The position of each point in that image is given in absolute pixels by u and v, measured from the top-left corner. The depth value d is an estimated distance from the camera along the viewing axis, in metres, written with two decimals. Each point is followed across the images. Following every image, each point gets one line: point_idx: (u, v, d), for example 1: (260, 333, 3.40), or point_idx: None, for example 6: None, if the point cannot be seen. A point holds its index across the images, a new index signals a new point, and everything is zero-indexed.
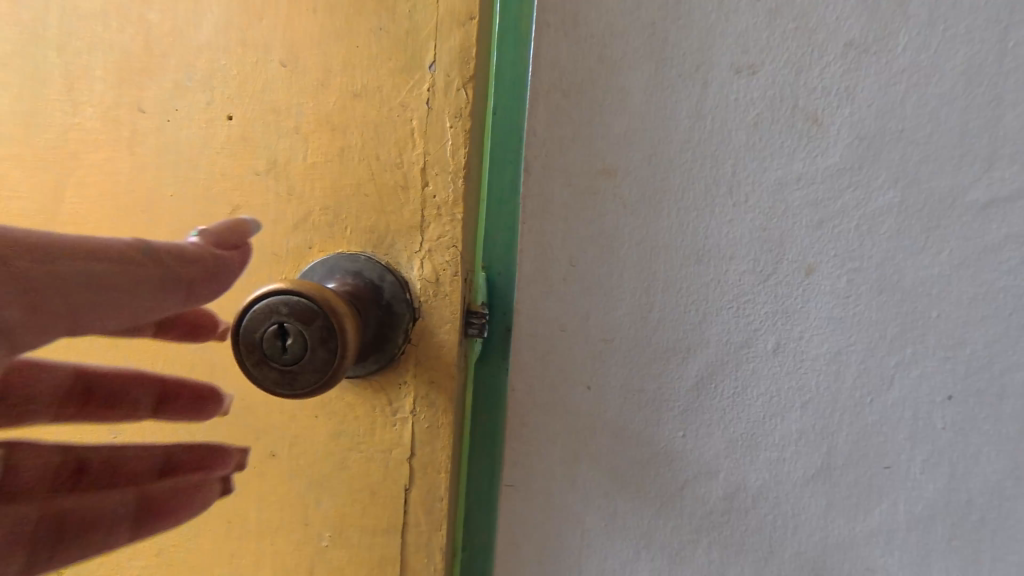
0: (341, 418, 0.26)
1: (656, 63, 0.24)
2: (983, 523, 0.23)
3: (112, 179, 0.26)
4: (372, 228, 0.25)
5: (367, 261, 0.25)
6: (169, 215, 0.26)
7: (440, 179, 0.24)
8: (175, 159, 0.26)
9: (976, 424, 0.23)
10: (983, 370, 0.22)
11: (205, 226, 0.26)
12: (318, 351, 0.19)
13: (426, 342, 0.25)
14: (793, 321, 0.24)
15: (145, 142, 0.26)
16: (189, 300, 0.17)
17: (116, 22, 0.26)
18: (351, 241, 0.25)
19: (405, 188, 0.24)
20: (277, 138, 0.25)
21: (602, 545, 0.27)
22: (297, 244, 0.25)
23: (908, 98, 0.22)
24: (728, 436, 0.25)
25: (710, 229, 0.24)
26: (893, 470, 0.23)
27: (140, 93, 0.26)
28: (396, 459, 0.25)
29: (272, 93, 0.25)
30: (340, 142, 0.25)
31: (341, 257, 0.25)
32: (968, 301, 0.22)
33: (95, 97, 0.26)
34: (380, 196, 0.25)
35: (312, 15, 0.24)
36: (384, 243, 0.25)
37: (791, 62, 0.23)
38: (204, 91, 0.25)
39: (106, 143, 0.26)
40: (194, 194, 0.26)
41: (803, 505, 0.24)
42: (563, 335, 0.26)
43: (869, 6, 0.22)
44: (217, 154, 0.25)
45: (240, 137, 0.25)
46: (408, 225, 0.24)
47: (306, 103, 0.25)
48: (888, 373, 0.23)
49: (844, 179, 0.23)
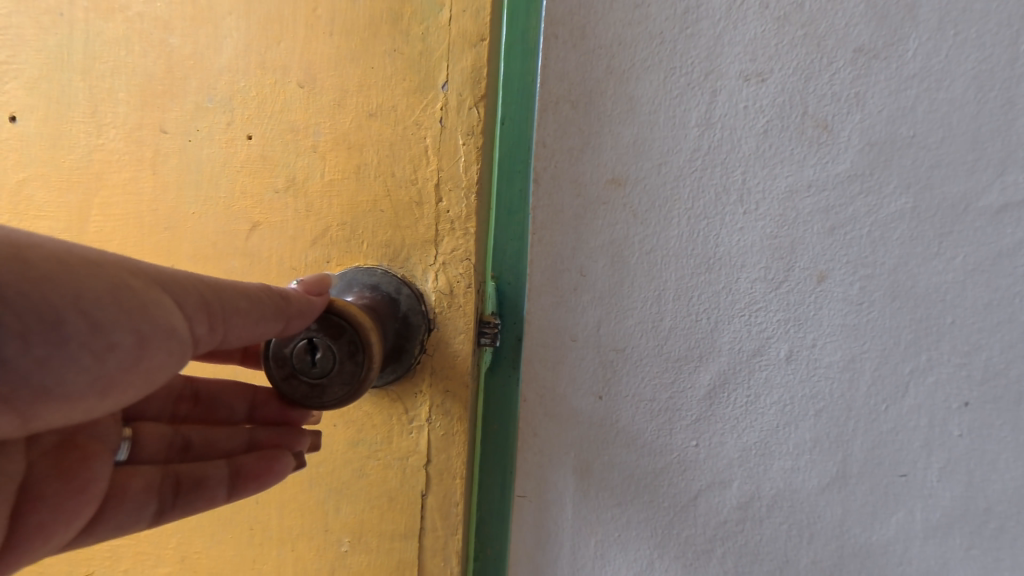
0: (360, 427, 0.26)
1: (664, 73, 0.24)
2: (1003, 531, 0.22)
3: (135, 198, 0.27)
4: (387, 242, 0.25)
5: (384, 274, 0.25)
6: (191, 232, 0.27)
7: (453, 195, 0.25)
8: (197, 177, 0.27)
9: (993, 431, 0.22)
10: (999, 377, 0.22)
11: (225, 242, 0.27)
12: (346, 364, 0.20)
13: (442, 352, 0.25)
14: (805, 329, 0.24)
15: (167, 161, 0.27)
16: (257, 323, 0.19)
17: (139, 47, 0.27)
18: (368, 255, 0.25)
19: (420, 203, 0.25)
20: (295, 157, 0.26)
21: (615, 553, 0.27)
22: (316, 258, 0.26)
23: (920, 102, 0.22)
24: (740, 445, 0.25)
25: (721, 236, 0.24)
26: (909, 478, 0.23)
27: (162, 115, 0.27)
28: (412, 466, 0.26)
29: (290, 113, 0.26)
30: (356, 159, 0.25)
31: (359, 272, 0.25)
32: (984, 306, 0.22)
33: (118, 120, 0.27)
34: (395, 211, 0.25)
35: (329, 39, 0.25)
36: (400, 256, 0.25)
37: (799, 69, 0.23)
38: (224, 112, 0.26)
39: (130, 163, 0.27)
40: (214, 210, 0.27)
41: (818, 513, 0.24)
42: (574, 345, 0.26)
43: (877, 11, 0.22)
44: (237, 172, 0.26)
45: (260, 156, 0.26)
46: (422, 239, 0.25)
47: (324, 124, 0.25)
48: (903, 380, 0.23)
49: (855, 186, 0.23)
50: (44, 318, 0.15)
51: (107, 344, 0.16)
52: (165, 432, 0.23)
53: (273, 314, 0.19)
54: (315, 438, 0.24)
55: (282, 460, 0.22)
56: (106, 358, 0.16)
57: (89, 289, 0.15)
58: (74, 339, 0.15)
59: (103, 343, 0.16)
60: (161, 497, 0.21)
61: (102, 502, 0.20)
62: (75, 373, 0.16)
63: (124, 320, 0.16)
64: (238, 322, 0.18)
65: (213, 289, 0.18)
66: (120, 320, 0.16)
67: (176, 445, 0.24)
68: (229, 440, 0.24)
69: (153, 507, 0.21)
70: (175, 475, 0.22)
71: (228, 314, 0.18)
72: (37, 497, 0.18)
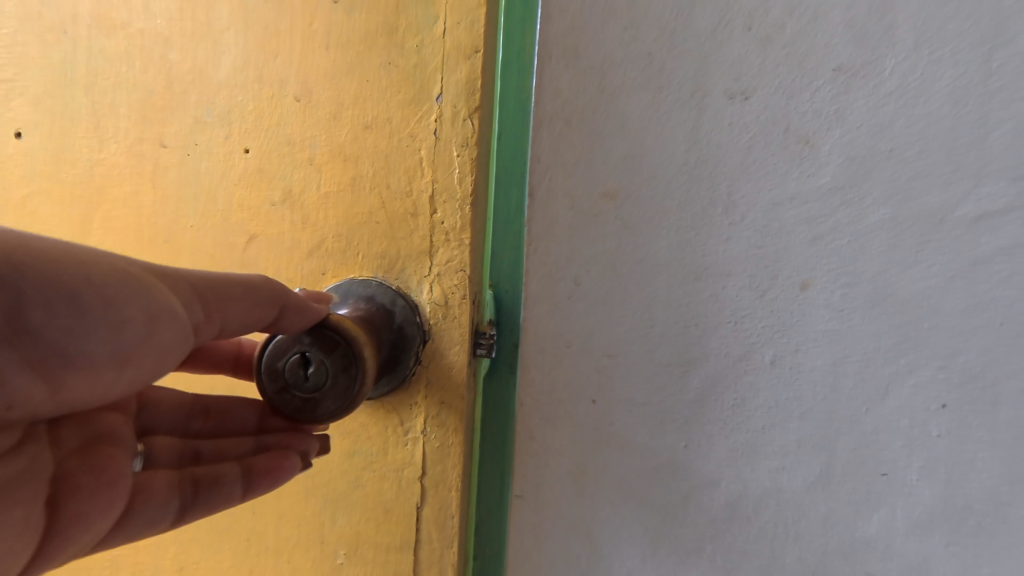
0: (355, 439, 0.26)
1: (653, 90, 0.25)
2: (981, 528, 0.23)
3: (135, 211, 0.28)
4: (383, 253, 0.26)
5: (378, 286, 0.26)
6: (189, 244, 0.28)
7: (448, 207, 0.25)
8: (195, 190, 0.27)
9: (971, 431, 0.23)
10: (977, 379, 0.22)
11: (223, 253, 0.27)
12: (339, 377, 0.20)
13: (436, 364, 0.26)
14: (791, 334, 0.24)
15: (166, 174, 0.28)
16: (254, 308, 0.20)
17: (140, 63, 0.28)
18: (363, 266, 0.26)
19: (414, 214, 0.26)
20: (292, 170, 0.27)
21: (609, 557, 0.27)
22: (312, 269, 0.27)
23: (897, 118, 0.23)
24: (730, 448, 0.25)
25: (708, 245, 0.25)
26: (890, 477, 0.24)
27: (162, 129, 0.28)
28: (407, 478, 0.26)
29: (287, 126, 0.27)
30: (352, 171, 0.26)
31: (353, 283, 0.26)
32: (963, 311, 0.23)
33: (119, 134, 0.28)
34: (391, 223, 0.26)
35: (325, 52, 0.26)
36: (395, 267, 0.26)
37: (782, 87, 0.24)
38: (223, 125, 0.27)
39: (129, 176, 0.28)
40: (212, 222, 0.27)
41: (803, 512, 0.25)
42: (568, 352, 0.27)
43: (854, 34, 0.24)
44: (234, 185, 0.27)
45: (257, 169, 0.27)
46: (417, 250, 0.26)
47: (319, 136, 0.26)
48: (884, 384, 0.23)
49: (836, 197, 0.24)
50: (62, 294, 0.16)
51: (119, 320, 0.17)
52: (176, 444, 0.24)
53: (262, 303, 0.20)
54: (323, 440, 0.24)
55: (289, 458, 0.22)
56: (119, 334, 0.17)
57: (99, 272, 0.17)
58: (90, 315, 0.17)
59: (115, 320, 0.17)
60: (181, 496, 0.22)
61: (130, 498, 0.21)
62: (93, 348, 0.17)
63: (132, 298, 0.17)
64: (234, 307, 0.19)
65: (207, 281, 0.19)
66: (126, 300, 0.17)
67: (186, 455, 0.23)
68: (237, 447, 0.24)
69: (176, 503, 0.22)
70: (191, 476, 0.22)
71: (224, 301, 0.19)
72: (69, 491, 0.19)
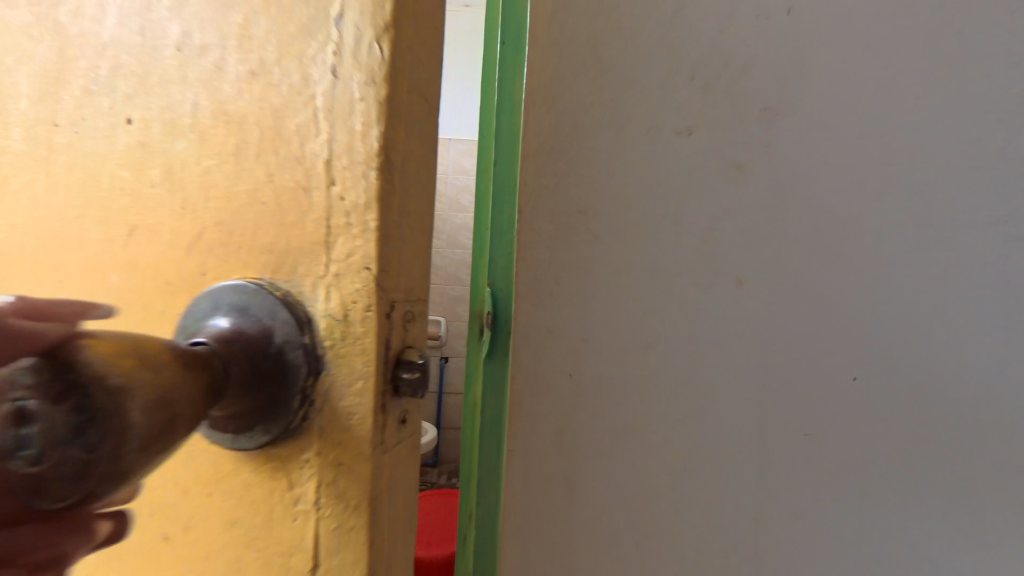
0: (237, 498, 0.22)
1: (616, 128, 0.32)
2: (878, 472, 0.30)
3: (30, 199, 0.26)
4: (270, 247, 0.22)
5: (257, 291, 0.22)
6: (70, 232, 0.25)
7: (348, 179, 0.21)
8: (84, 173, 0.25)
9: (881, 400, 0.30)
10: (876, 358, 0.30)
11: (111, 243, 0.25)
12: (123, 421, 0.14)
13: (330, 406, 0.21)
14: (728, 322, 0.31)
15: (58, 159, 0.25)
16: None
17: (35, 31, 0.25)
18: (250, 266, 0.22)
19: (308, 191, 0.22)
20: (175, 141, 0.23)
21: (586, 507, 0.33)
22: (191, 269, 0.23)
23: (808, 151, 0.30)
24: (681, 414, 0.31)
25: (661, 252, 0.31)
26: (812, 436, 0.31)
27: (56, 105, 0.25)
28: (298, 564, 0.21)
29: (170, 85, 0.23)
30: (237, 137, 0.23)
31: (228, 288, 0.22)
32: (863, 305, 0.30)
33: (19, 115, 0.26)
34: (279, 203, 0.22)
35: None
36: (285, 266, 0.22)
37: (720, 125, 0.30)
38: (109, 94, 0.24)
39: (26, 160, 0.26)
40: (99, 213, 0.25)
41: (741, 465, 0.31)
42: (549, 336, 0.33)
43: (773, 83, 0.30)
44: (119, 164, 0.25)
45: (140, 143, 0.24)
46: (312, 241, 0.22)
47: (202, 95, 0.23)
48: (801, 359, 0.30)
49: (761, 212, 0.30)
50: None
51: None
52: None
53: None
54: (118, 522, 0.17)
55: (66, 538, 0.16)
56: None
57: None
58: None
59: None
60: None
61: None
62: None
63: None
64: None
65: None
66: None
67: None
68: None
69: None
70: None
71: None
72: None
